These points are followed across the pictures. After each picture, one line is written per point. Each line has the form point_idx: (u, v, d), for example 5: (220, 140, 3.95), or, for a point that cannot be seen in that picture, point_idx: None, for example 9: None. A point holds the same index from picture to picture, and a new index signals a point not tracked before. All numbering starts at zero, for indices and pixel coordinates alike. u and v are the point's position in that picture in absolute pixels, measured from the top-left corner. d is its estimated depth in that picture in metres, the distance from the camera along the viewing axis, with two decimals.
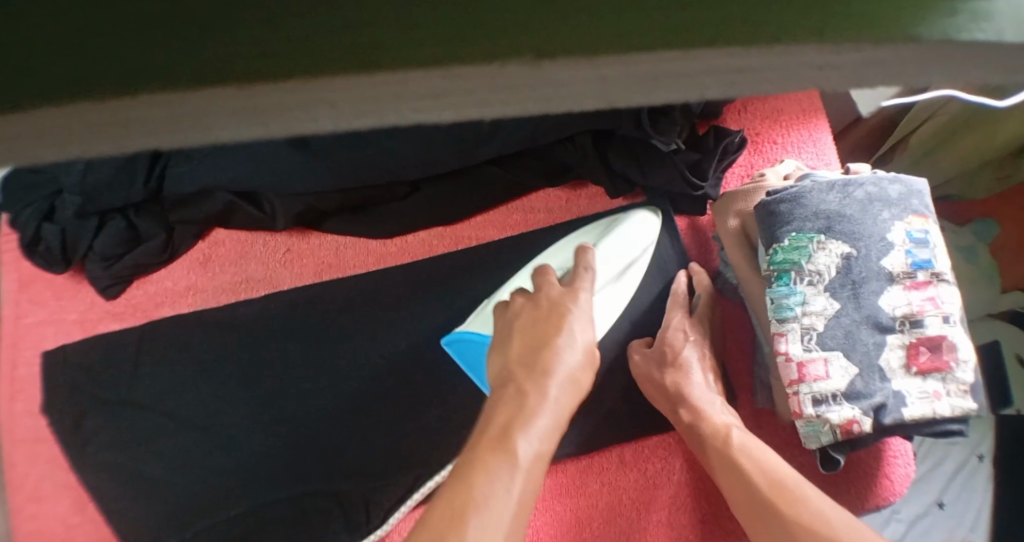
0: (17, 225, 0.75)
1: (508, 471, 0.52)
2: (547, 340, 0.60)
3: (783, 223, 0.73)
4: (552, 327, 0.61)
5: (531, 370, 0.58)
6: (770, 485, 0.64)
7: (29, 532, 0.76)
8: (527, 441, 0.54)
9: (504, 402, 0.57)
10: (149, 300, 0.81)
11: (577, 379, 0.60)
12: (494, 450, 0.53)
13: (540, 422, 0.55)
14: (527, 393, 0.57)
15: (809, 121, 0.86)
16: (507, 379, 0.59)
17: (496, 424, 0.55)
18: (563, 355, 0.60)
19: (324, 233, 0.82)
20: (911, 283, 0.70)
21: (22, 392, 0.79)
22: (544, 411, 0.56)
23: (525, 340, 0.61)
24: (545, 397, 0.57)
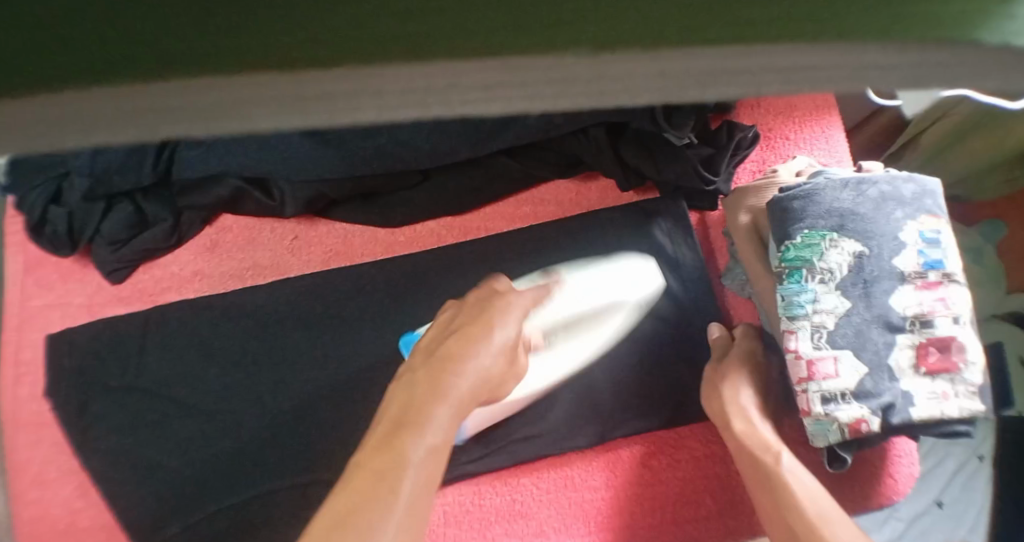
0: (23, 206, 0.75)
1: (395, 469, 0.52)
2: (463, 332, 0.60)
3: (796, 220, 0.73)
4: (467, 320, 0.62)
5: (435, 359, 0.59)
6: (815, 515, 0.64)
7: (31, 517, 0.76)
8: (418, 438, 0.54)
9: (402, 398, 0.58)
10: (155, 285, 0.80)
11: (484, 373, 0.59)
12: (379, 452, 0.54)
13: (434, 412, 0.56)
14: (422, 383, 0.58)
15: (822, 118, 0.84)
16: (410, 371, 0.60)
17: (393, 422, 0.56)
18: (470, 347, 0.59)
19: (332, 220, 0.82)
20: (923, 283, 0.70)
21: (27, 374, 0.79)
22: (442, 401, 0.57)
23: (440, 335, 0.63)
24: (439, 386, 0.57)
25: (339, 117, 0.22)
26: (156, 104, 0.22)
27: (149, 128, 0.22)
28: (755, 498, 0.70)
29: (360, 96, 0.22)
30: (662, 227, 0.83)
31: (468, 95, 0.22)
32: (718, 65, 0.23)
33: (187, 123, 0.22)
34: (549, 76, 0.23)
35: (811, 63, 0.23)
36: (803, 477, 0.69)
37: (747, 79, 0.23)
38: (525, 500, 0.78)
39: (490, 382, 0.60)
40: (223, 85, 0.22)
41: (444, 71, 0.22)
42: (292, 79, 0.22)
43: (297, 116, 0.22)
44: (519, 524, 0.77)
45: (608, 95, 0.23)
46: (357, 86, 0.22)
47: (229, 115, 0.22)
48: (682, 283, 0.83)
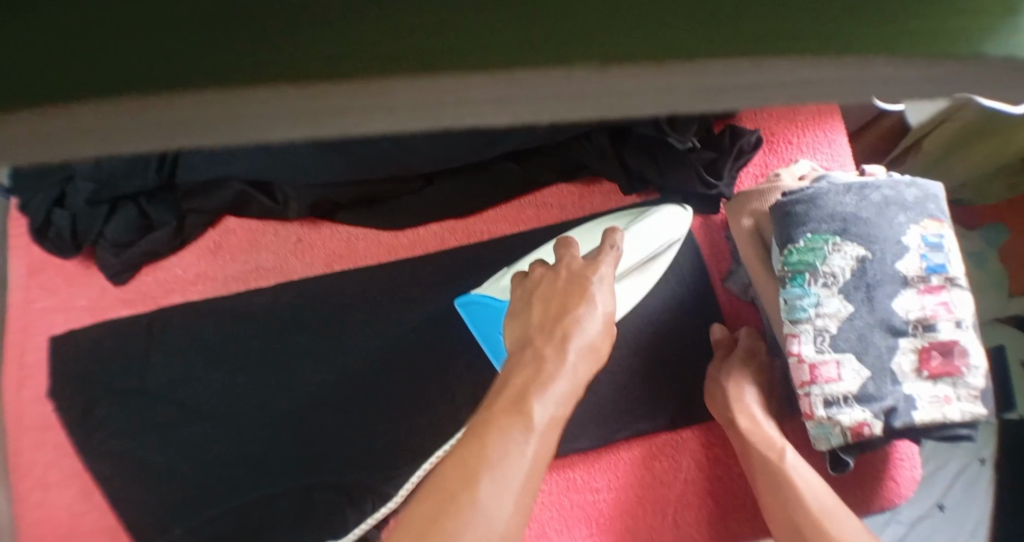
0: (27, 210, 0.76)
1: (523, 429, 0.54)
2: (570, 308, 0.63)
3: (799, 224, 0.72)
4: (568, 291, 0.65)
5: (552, 336, 0.61)
6: (819, 512, 0.65)
7: (36, 519, 0.77)
8: (542, 404, 0.56)
9: (524, 370, 0.59)
10: (158, 288, 0.80)
11: (595, 350, 0.62)
12: (506, 414, 0.55)
13: (556, 385, 0.58)
14: (545, 357, 0.60)
15: (825, 122, 0.84)
16: (528, 345, 0.62)
17: (518, 389, 0.57)
18: (582, 325, 0.62)
19: (337, 223, 0.81)
20: (925, 287, 0.71)
21: (30, 377, 0.79)
22: (562, 377, 0.58)
23: (547, 313, 0.64)
24: (561, 361, 0.59)
25: (343, 129, 0.23)
26: (150, 120, 0.22)
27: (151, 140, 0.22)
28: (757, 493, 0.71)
29: (377, 112, 0.22)
30: None
31: (476, 110, 0.23)
32: (727, 79, 0.23)
33: (186, 135, 0.22)
34: (559, 93, 0.23)
35: (813, 76, 0.24)
36: (807, 475, 0.69)
37: (751, 93, 0.23)
38: None
39: (599, 356, 0.63)
40: (221, 98, 0.22)
41: (452, 85, 0.22)
42: (300, 90, 0.22)
43: (301, 126, 0.22)
44: (524, 528, 0.77)
45: (614, 108, 0.23)
46: (368, 100, 0.22)
47: (233, 129, 0.22)
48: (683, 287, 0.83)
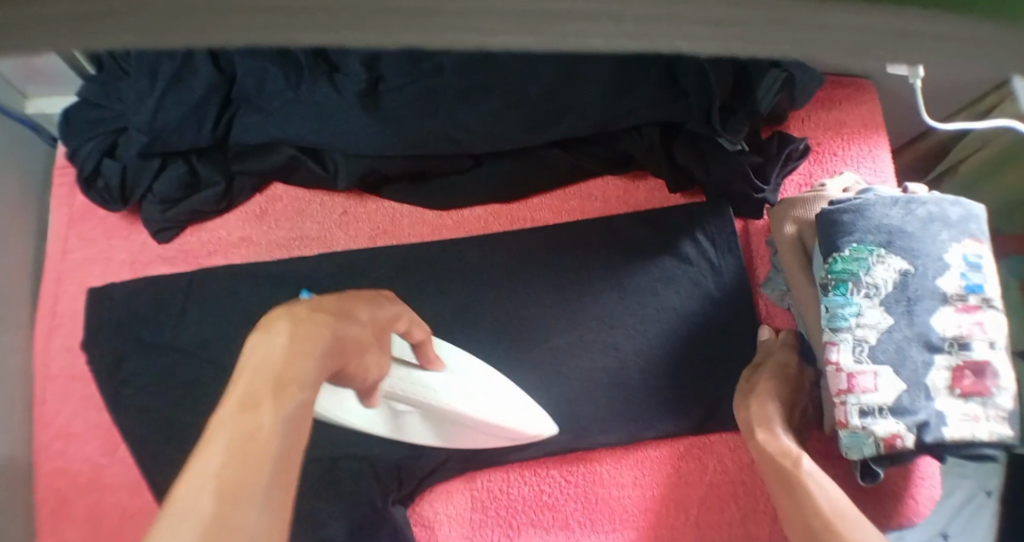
0: (77, 158, 0.76)
1: (248, 446, 0.37)
2: (349, 308, 0.51)
3: (846, 233, 0.73)
4: (364, 299, 0.55)
5: (310, 314, 0.46)
6: (830, 512, 0.63)
7: (56, 469, 0.77)
8: (298, 391, 0.40)
9: (282, 337, 0.43)
10: (200, 249, 0.80)
11: (350, 336, 0.49)
12: (248, 399, 0.39)
13: (308, 357, 0.42)
14: (309, 322, 0.45)
15: (870, 137, 0.83)
16: (323, 311, 0.47)
17: (285, 352, 0.42)
18: (344, 317, 0.49)
19: (382, 199, 0.82)
20: (963, 306, 0.71)
21: (60, 327, 0.80)
22: (317, 349, 0.44)
23: (342, 310, 0.51)
24: (337, 326, 0.47)
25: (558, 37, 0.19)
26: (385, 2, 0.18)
27: (379, 34, 0.19)
28: (776, 501, 0.70)
29: (594, 19, 0.19)
30: (706, 232, 0.82)
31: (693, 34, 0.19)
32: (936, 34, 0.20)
33: (412, 31, 0.19)
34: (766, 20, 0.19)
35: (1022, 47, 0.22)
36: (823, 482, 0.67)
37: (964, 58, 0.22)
38: (552, 490, 0.79)
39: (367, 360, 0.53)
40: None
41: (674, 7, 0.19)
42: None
43: (529, 35, 0.19)
44: (544, 514, 0.78)
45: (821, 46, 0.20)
46: (598, 6, 0.19)
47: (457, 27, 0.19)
48: (720, 289, 0.81)
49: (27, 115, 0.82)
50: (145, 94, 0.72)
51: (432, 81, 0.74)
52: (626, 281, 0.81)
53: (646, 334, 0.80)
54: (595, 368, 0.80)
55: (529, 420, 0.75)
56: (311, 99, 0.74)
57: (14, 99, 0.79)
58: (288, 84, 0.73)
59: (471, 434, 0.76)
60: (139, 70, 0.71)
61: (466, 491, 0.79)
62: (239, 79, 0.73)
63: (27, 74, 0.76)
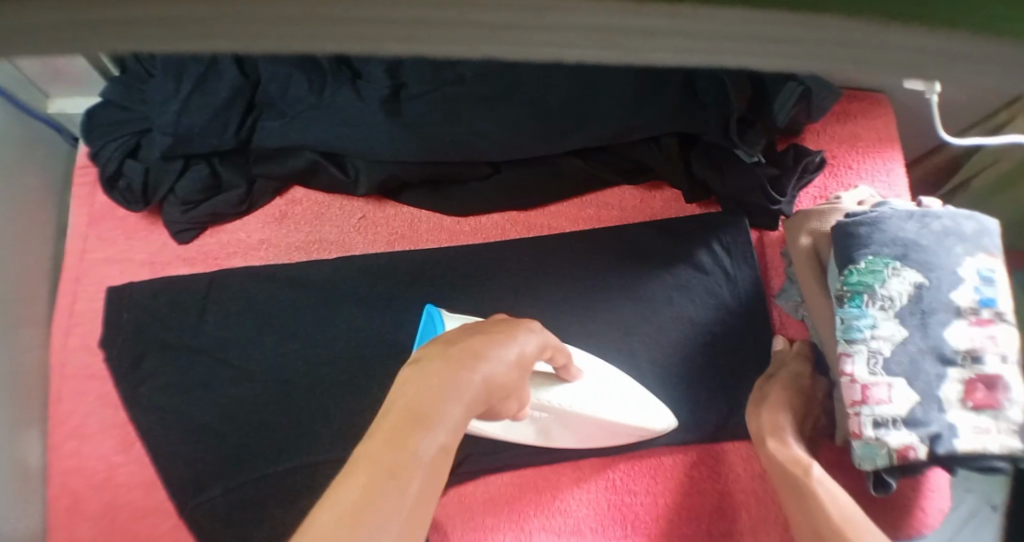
0: (99, 159, 0.77)
1: (396, 468, 0.38)
2: (471, 350, 0.46)
3: (861, 245, 0.74)
4: (487, 333, 0.50)
5: (450, 352, 0.45)
6: (839, 518, 0.63)
7: (70, 468, 0.77)
8: (428, 435, 0.40)
9: (422, 370, 0.44)
10: (220, 250, 0.81)
11: (490, 385, 0.45)
12: (395, 432, 0.39)
13: (450, 403, 0.41)
14: (447, 369, 0.43)
15: (884, 150, 0.83)
16: (457, 346, 0.46)
17: (425, 386, 0.42)
18: (484, 359, 0.46)
19: (401, 204, 0.83)
20: (976, 319, 0.72)
21: (78, 325, 0.80)
22: (455, 396, 0.42)
23: (474, 349, 0.46)
24: (470, 378, 0.43)
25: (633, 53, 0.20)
26: (466, 14, 0.19)
27: (464, 44, 0.19)
28: (785, 507, 0.70)
29: (668, 35, 0.19)
30: (722, 242, 0.82)
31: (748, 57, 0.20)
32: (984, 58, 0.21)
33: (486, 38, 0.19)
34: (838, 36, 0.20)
35: None
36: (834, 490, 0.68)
37: None
38: (566, 496, 0.79)
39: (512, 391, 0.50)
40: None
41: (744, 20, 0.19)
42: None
43: (603, 49, 0.19)
44: (557, 520, 0.78)
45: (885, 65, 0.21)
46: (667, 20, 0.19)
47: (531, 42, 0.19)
48: (735, 301, 0.82)
49: (49, 115, 0.83)
50: (170, 96, 0.73)
51: (452, 89, 0.75)
52: (642, 289, 0.82)
53: (662, 342, 0.81)
54: None
55: (651, 413, 0.75)
56: (334, 104, 0.75)
57: (37, 97, 0.81)
58: (311, 89, 0.75)
59: (591, 431, 0.75)
60: (165, 72, 0.73)
61: (478, 494, 0.79)
62: (262, 84, 0.74)
63: (54, 75, 0.78)
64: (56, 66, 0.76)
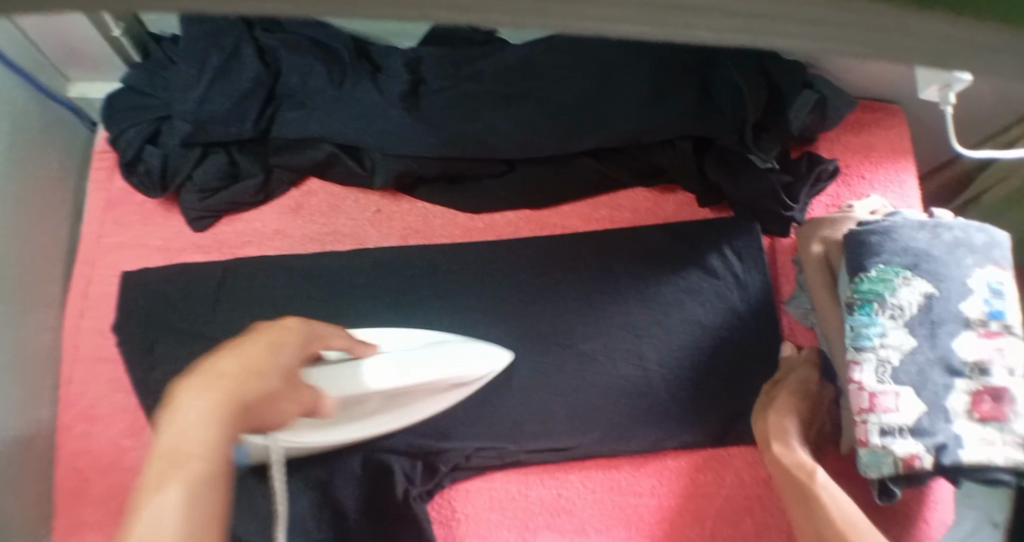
0: (119, 143, 0.78)
1: (177, 497, 0.42)
2: (254, 354, 0.56)
3: (872, 254, 0.74)
4: (200, 367, 0.52)
5: (217, 370, 0.52)
6: (841, 520, 0.65)
7: (78, 450, 0.77)
8: (222, 432, 0.47)
9: (220, 366, 0.53)
10: (235, 239, 0.81)
11: (257, 382, 0.54)
12: (156, 478, 0.42)
13: (233, 366, 0.53)
14: (225, 365, 0.53)
15: (897, 162, 0.84)
16: (249, 343, 0.57)
17: (193, 411, 0.47)
18: (229, 356, 0.54)
19: (416, 199, 0.84)
20: (984, 331, 0.72)
21: (91, 308, 0.81)
22: (235, 386, 0.51)
23: (242, 356, 0.55)
24: (232, 362, 0.53)
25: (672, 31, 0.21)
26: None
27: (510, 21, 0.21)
28: (789, 512, 0.71)
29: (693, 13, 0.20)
30: (734, 247, 0.83)
31: (769, 27, 0.20)
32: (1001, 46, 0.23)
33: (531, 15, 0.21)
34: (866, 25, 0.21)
35: None
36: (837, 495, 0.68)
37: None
38: (571, 495, 0.79)
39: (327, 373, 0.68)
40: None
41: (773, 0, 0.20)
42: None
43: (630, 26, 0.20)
44: (561, 519, 0.78)
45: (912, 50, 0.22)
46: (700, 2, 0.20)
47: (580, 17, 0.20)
48: (747, 306, 0.82)
49: (70, 98, 0.85)
50: (192, 82, 0.74)
51: (469, 85, 0.77)
52: (652, 291, 0.82)
53: (670, 344, 0.81)
54: (616, 376, 0.81)
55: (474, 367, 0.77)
56: (353, 97, 0.76)
57: (58, 81, 0.83)
58: (331, 81, 0.76)
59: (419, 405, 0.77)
60: (188, 61, 0.75)
61: (482, 491, 0.79)
62: (285, 73, 0.76)
63: (75, 57, 0.80)
64: (78, 47, 0.77)
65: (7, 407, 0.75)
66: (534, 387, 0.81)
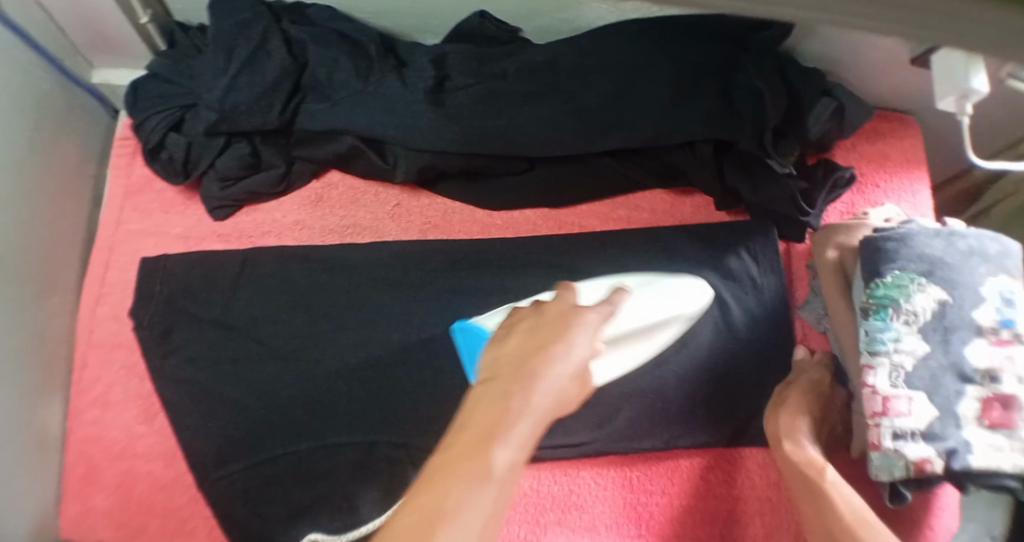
0: (142, 129, 0.79)
1: (473, 483, 0.41)
2: (544, 347, 0.49)
3: (888, 260, 0.75)
4: (542, 337, 0.50)
5: (523, 354, 0.48)
6: (852, 519, 0.65)
7: (91, 435, 0.77)
8: (506, 448, 0.43)
9: (514, 355, 0.49)
10: (255, 228, 0.82)
11: (563, 396, 0.48)
12: (471, 449, 0.43)
13: (546, 382, 0.47)
14: (533, 358, 0.48)
15: (911, 171, 0.85)
16: (535, 321, 0.52)
17: (494, 400, 0.46)
18: (550, 366, 0.47)
19: (436, 195, 0.85)
20: (996, 340, 0.72)
21: (109, 294, 0.81)
22: (533, 396, 0.46)
23: (522, 345, 0.50)
24: (549, 366, 0.47)
25: None
26: None
27: None
28: (799, 509, 0.71)
29: None
30: (750, 249, 0.84)
31: None
32: None
33: None
34: None
35: None
36: (846, 493, 0.69)
37: None
38: (583, 492, 0.79)
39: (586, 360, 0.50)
40: None
41: None
42: None
43: None
44: (573, 515, 0.78)
45: None
46: None
47: None
48: (762, 308, 0.83)
49: (93, 85, 0.86)
50: (219, 72, 0.75)
51: (493, 83, 0.78)
52: None
53: (685, 345, 0.82)
54: (632, 373, 0.81)
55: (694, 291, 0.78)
56: (380, 90, 0.77)
57: (83, 66, 0.84)
58: (357, 74, 0.77)
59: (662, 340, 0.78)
60: (216, 50, 0.75)
61: None
62: (312, 66, 0.77)
63: (101, 44, 0.81)
64: (104, 31, 0.78)
65: (22, 389, 0.75)
66: None
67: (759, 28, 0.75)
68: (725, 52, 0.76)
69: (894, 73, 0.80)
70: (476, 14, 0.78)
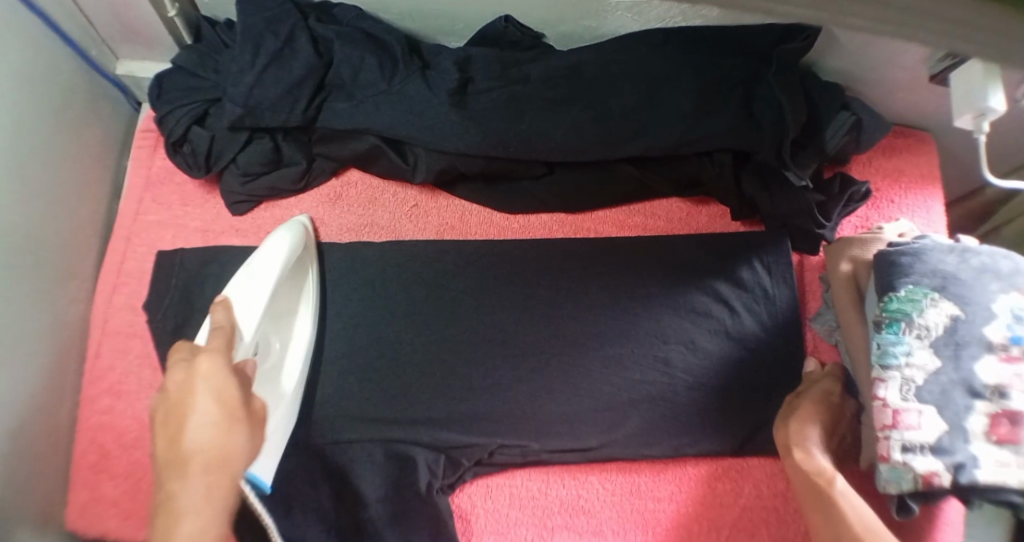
0: (165, 123, 0.79)
1: None
2: (185, 405, 0.62)
3: (902, 274, 0.76)
4: (170, 414, 0.62)
5: (173, 415, 0.62)
6: (860, 527, 0.66)
7: (104, 425, 0.77)
8: (180, 519, 0.58)
9: (171, 432, 0.61)
10: (273, 224, 0.83)
11: (222, 449, 0.61)
12: (166, 506, 0.59)
13: (189, 436, 0.61)
14: (183, 421, 0.61)
15: (925, 187, 0.86)
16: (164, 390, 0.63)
17: (196, 483, 0.60)
18: (192, 427, 0.61)
19: (453, 196, 0.86)
20: (1006, 356, 0.73)
21: (126, 284, 0.82)
22: (199, 473, 0.60)
23: (166, 411, 0.63)
24: (200, 422, 0.61)
25: None
26: None
27: None
28: (806, 517, 0.71)
29: None
30: (763, 261, 0.83)
31: None
32: None
33: None
34: None
35: None
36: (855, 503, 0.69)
37: None
38: (590, 496, 0.79)
39: (250, 394, 0.68)
40: None
41: None
42: None
43: None
44: (579, 519, 0.78)
45: None
46: None
47: None
48: (775, 318, 0.83)
49: (117, 76, 0.86)
50: (246, 68, 0.75)
51: (517, 87, 0.79)
52: (679, 299, 0.83)
53: (697, 355, 0.82)
54: (642, 384, 0.81)
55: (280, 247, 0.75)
56: (403, 91, 0.77)
57: (108, 57, 0.84)
58: (382, 74, 0.77)
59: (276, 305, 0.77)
60: (243, 45, 0.75)
61: (504, 488, 0.79)
62: (337, 64, 0.77)
63: (128, 36, 0.81)
64: (131, 23, 0.78)
65: (36, 374, 0.75)
66: (564, 382, 0.80)
67: (779, 40, 0.76)
68: (749, 63, 0.77)
69: (912, 90, 0.81)
70: (501, 19, 0.78)
